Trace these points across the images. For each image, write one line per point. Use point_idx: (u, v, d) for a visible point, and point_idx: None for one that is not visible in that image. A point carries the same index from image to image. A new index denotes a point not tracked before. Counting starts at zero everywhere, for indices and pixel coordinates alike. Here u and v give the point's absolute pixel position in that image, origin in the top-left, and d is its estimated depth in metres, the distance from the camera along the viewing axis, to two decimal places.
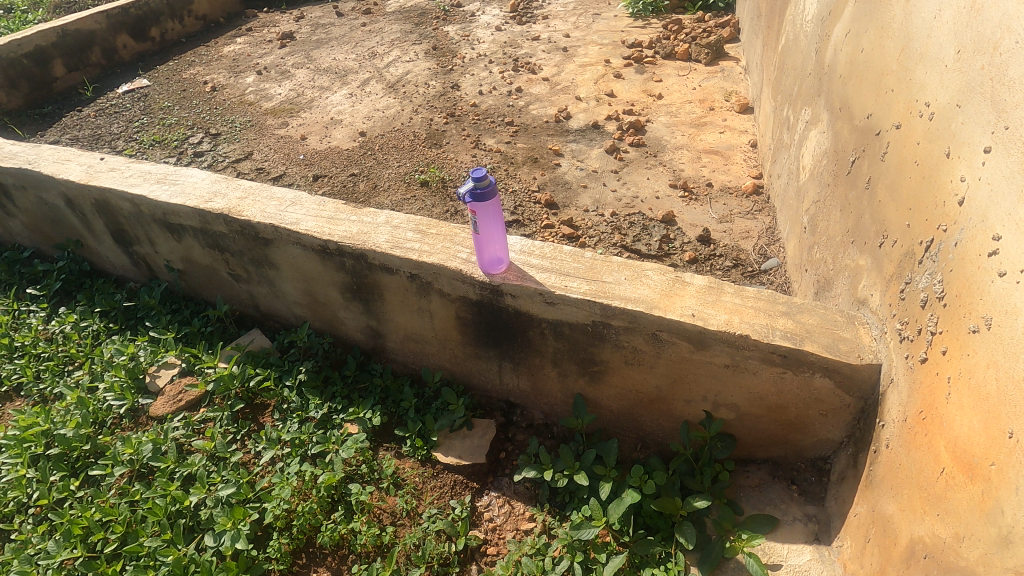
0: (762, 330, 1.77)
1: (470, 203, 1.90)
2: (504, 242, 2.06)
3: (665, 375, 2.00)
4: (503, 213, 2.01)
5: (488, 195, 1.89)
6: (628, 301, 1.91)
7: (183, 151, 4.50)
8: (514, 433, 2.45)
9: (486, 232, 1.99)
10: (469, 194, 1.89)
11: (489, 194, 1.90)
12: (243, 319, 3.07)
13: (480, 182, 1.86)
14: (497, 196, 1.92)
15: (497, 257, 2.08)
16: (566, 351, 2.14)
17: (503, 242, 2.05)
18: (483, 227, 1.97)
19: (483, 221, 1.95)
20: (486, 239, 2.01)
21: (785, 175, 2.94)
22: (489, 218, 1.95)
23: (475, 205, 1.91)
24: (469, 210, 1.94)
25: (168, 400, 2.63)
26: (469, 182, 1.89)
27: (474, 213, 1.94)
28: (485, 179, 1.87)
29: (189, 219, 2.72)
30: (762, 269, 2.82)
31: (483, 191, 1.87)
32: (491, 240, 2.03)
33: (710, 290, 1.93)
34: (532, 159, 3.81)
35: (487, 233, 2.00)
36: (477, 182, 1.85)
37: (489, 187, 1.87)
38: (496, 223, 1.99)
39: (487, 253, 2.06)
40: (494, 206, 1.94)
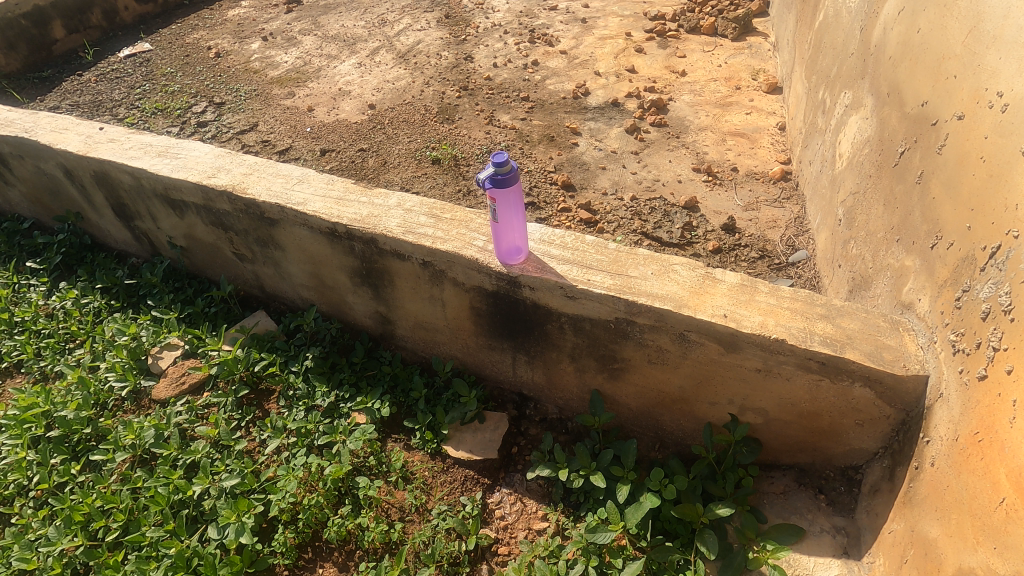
0: (799, 334, 1.65)
1: (489, 190, 1.76)
2: (523, 231, 1.94)
3: (690, 376, 1.90)
4: (524, 201, 1.86)
5: (510, 182, 1.74)
6: (655, 299, 1.80)
7: (186, 121, 4.34)
8: (526, 427, 2.37)
9: (504, 220, 1.86)
10: (488, 181, 1.74)
11: (510, 181, 1.75)
12: (248, 300, 2.98)
13: (501, 168, 1.71)
14: (520, 183, 1.77)
15: (515, 246, 1.96)
16: (586, 347, 2.04)
17: (522, 231, 1.93)
18: (503, 215, 1.83)
19: (502, 209, 1.82)
20: (504, 227, 1.89)
21: (818, 162, 2.78)
22: (508, 206, 1.82)
23: (494, 192, 1.77)
24: (488, 197, 1.79)
25: (171, 383, 2.55)
26: (489, 167, 1.74)
27: (493, 201, 1.80)
28: (507, 164, 1.72)
29: (192, 195, 2.59)
30: (790, 261, 2.66)
31: (504, 177, 1.72)
32: (510, 229, 1.90)
33: (743, 288, 1.81)
34: (548, 138, 3.65)
35: (506, 221, 1.87)
36: (498, 167, 1.70)
37: (510, 173, 1.72)
38: (517, 211, 1.86)
39: (505, 241, 1.94)
40: (515, 194, 1.80)
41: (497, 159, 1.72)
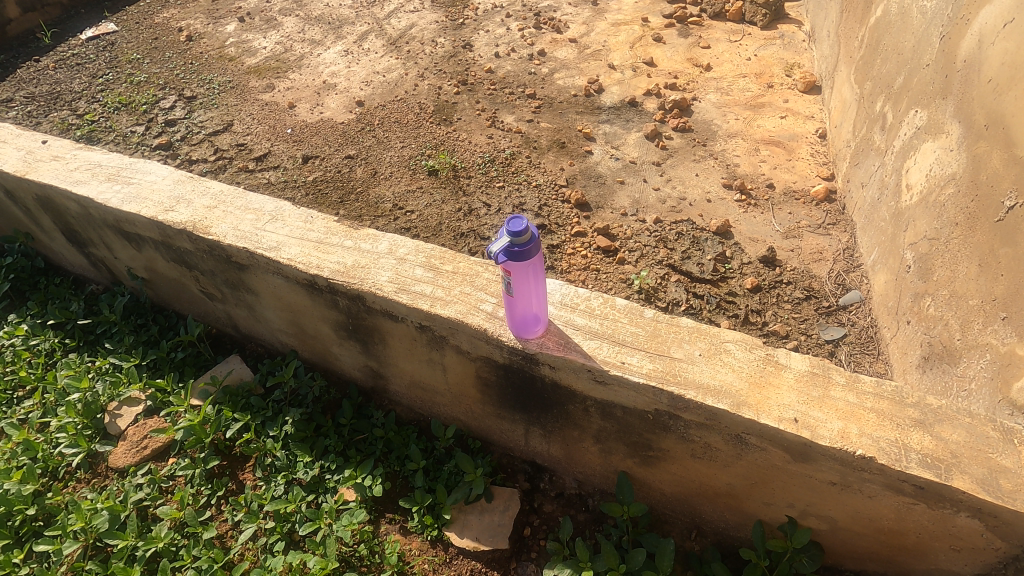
0: (892, 449, 1.33)
1: (504, 262, 1.40)
2: (543, 298, 1.59)
3: (742, 476, 1.58)
4: (545, 266, 1.51)
5: (529, 252, 1.38)
6: (707, 392, 1.47)
7: (152, 118, 3.87)
8: (540, 503, 2.06)
9: (520, 291, 1.51)
10: (501, 252, 1.38)
11: (529, 250, 1.39)
12: (220, 340, 2.63)
13: (518, 237, 1.35)
14: (541, 251, 1.42)
15: (533, 317, 1.61)
16: (615, 431, 1.72)
17: (541, 300, 1.58)
18: (518, 287, 1.48)
19: (518, 280, 1.46)
20: (520, 298, 1.53)
21: (873, 186, 2.41)
22: (526, 277, 1.46)
23: (509, 264, 1.41)
24: (501, 268, 1.44)
25: (130, 449, 2.22)
26: (502, 235, 1.38)
27: (507, 273, 1.45)
28: (525, 232, 1.36)
29: (147, 230, 2.21)
30: (841, 304, 2.31)
31: (522, 248, 1.36)
32: (527, 299, 1.55)
33: (815, 379, 1.47)
34: (558, 144, 3.24)
35: (522, 292, 1.52)
36: (515, 238, 1.34)
37: (530, 243, 1.36)
38: (536, 279, 1.50)
39: (521, 312, 1.58)
40: (534, 264, 1.45)
41: (512, 226, 1.36)
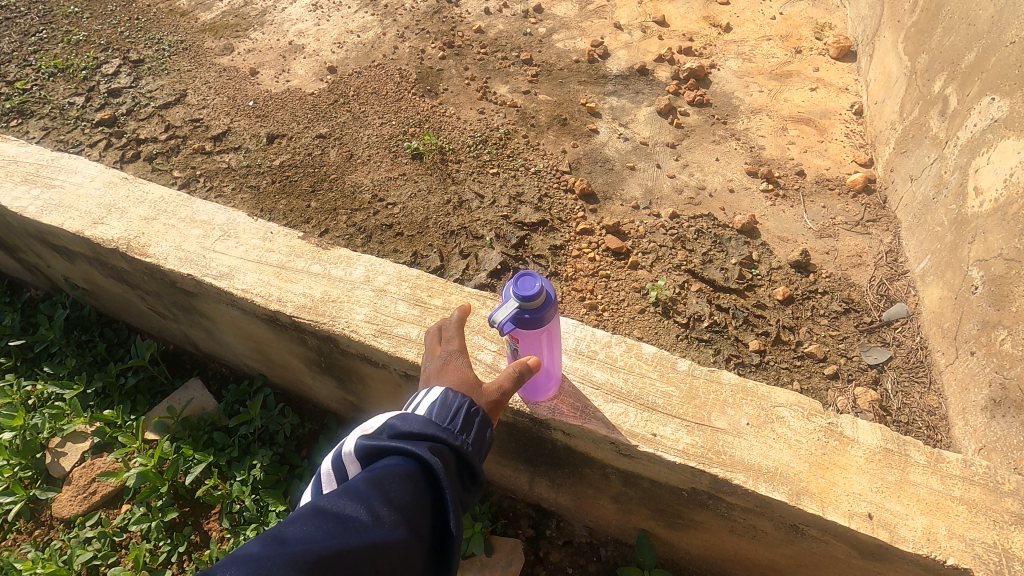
0: (990, 556, 1.08)
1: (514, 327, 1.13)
2: (559, 365, 1.31)
3: (790, 557, 1.34)
4: (560, 331, 1.23)
5: (544, 314, 1.12)
6: (758, 476, 1.20)
7: (93, 86, 3.37)
8: (546, 553, 1.82)
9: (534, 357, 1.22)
10: (512, 316, 1.11)
11: (542, 316, 1.12)
12: (179, 359, 2.31)
13: (528, 302, 1.09)
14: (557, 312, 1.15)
15: (549, 383, 1.31)
16: (638, 498, 1.46)
17: (556, 367, 1.30)
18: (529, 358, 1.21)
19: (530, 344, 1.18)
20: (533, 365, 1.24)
21: (926, 181, 2.10)
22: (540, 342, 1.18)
23: (521, 329, 1.13)
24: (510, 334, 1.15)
25: (77, 496, 1.94)
26: (509, 300, 1.11)
27: (517, 338, 1.16)
28: (539, 291, 1.10)
29: (75, 245, 1.85)
30: (884, 319, 2.03)
31: (538, 310, 1.09)
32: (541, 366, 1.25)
33: (889, 457, 1.21)
34: (559, 121, 2.85)
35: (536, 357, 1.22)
36: (524, 303, 1.08)
37: (542, 309, 1.09)
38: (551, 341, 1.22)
39: (535, 379, 1.28)
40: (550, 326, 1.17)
41: (524, 286, 1.09)
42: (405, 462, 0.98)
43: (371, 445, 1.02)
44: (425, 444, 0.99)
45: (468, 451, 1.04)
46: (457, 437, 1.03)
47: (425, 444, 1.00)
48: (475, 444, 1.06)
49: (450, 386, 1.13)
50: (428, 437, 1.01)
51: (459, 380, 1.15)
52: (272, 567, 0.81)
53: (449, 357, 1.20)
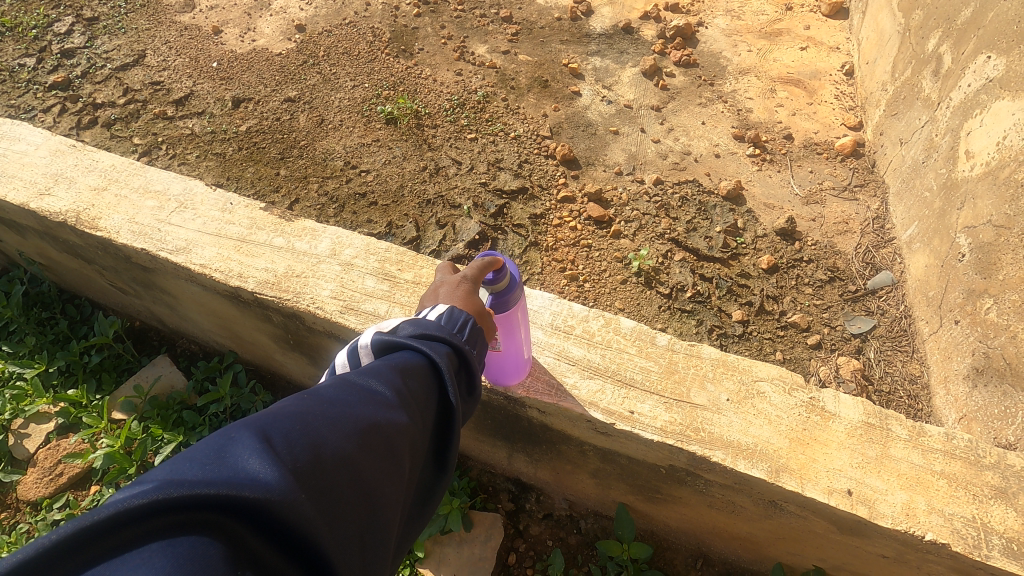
0: (968, 531, 1.07)
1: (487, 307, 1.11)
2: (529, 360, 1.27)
3: (768, 530, 1.32)
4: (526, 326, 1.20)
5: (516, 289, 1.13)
6: (737, 454, 1.16)
7: (44, 46, 3.15)
8: (525, 526, 1.81)
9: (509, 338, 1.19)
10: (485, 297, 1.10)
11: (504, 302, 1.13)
12: (146, 336, 2.22)
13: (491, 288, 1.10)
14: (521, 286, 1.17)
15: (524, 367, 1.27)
16: (616, 473, 1.43)
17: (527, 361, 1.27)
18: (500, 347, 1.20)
19: (506, 325, 1.15)
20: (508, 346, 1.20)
21: (916, 145, 2.04)
22: (517, 321, 1.16)
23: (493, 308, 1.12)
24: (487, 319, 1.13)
25: (42, 478, 1.88)
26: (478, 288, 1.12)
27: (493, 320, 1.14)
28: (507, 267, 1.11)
29: (21, 218, 1.73)
30: (869, 288, 1.99)
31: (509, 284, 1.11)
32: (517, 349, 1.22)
33: (870, 432, 1.18)
34: (540, 83, 2.73)
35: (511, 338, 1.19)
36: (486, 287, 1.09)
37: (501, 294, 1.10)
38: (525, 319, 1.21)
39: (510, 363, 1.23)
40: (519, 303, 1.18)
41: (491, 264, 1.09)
42: (421, 356, 0.93)
43: (385, 339, 0.96)
44: (441, 348, 0.95)
45: (474, 358, 1.01)
46: (467, 343, 0.99)
47: (439, 344, 0.96)
48: (480, 356, 1.03)
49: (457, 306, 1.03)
50: (444, 337, 0.96)
51: (466, 303, 1.05)
52: (305, 422, 0.74)
53: (461, 284, 1.08)
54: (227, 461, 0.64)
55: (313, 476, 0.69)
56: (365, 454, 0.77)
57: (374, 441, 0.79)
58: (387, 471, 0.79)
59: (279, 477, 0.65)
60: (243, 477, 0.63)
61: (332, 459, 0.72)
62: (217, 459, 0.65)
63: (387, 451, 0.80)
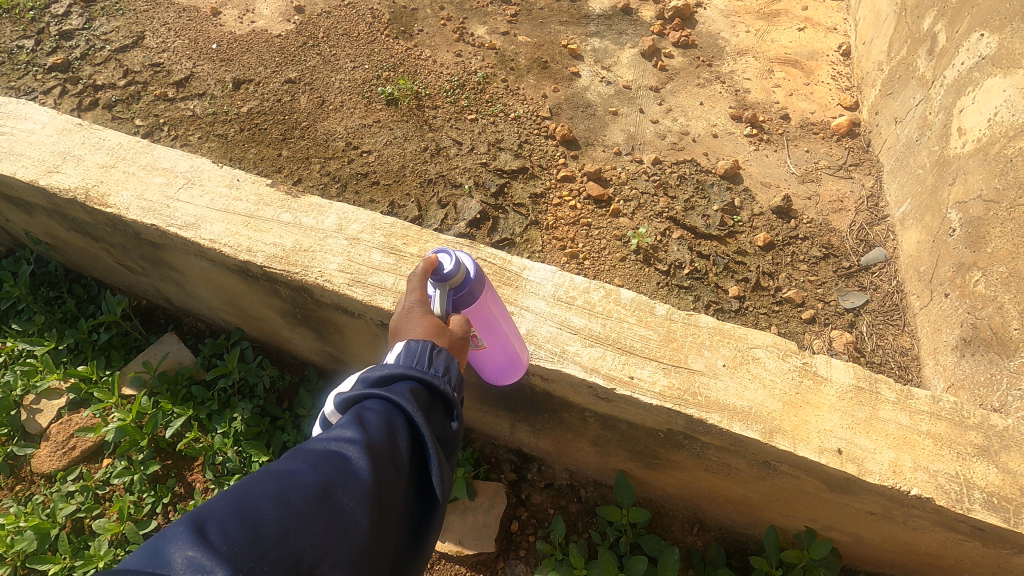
0: (951, 487, 1.12)
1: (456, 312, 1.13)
2: (518, 350, 1.28)
3: (762, 492, 1.38)
4: (498, 313, 1.22)
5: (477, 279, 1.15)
6: (732, 416, 1.21)
7: (42, 28, 3.14)
8: (528, 495, 1.87)
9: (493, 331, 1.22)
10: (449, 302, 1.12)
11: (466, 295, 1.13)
12: (153, 314, 2.26)
13: (450, 283, 1.10)
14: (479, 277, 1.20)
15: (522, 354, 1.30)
16: (616, 440, 1.49)
17: (516, 351, 1.28)
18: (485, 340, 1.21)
19: (482, 319, 1.18)
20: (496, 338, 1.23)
21: (910, 124, 2.07)
22: (487, 309, 1.18)
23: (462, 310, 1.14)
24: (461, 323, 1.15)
25: (56, 451, 1.92)
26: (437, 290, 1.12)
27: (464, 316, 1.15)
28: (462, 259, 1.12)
29: (30, 196, 1.76)
30: (862, 264, 2.04)
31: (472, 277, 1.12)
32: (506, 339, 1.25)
33: (860, 395, 1.23)
34: (540, 64, 2.74)
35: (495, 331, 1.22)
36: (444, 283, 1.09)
37: (462, 286, 1.10)
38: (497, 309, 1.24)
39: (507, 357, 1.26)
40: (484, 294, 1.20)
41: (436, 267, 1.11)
42: (383, 398, 0.92)
43: (359, 386, 0.96)
44: (409, 386, 0.94)
45: (444, 386, 0.98)
46: (433, 375, 0.98)
47: (401, 383, 0.94)
48: (452, 382, 1.01)
49: (415, 336, 1.04)
50: (410, 374, 0.95)
51: (423, 329, 1.06)
52: (261, 495, 0.75)
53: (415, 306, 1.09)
54: (177, 545, 0.68)
55: (259, 551, 0.70)
56: (327, 515, 0.77)
57: (330, 504, 0.77)
58: (350, 530, 0.77)
59: (219, 557, 0.67)
60: (183, 564, 0.66)
61: (285, 528, 0.73)
62: (171, 543, 0.69)
63: (347, 511, 0.78)
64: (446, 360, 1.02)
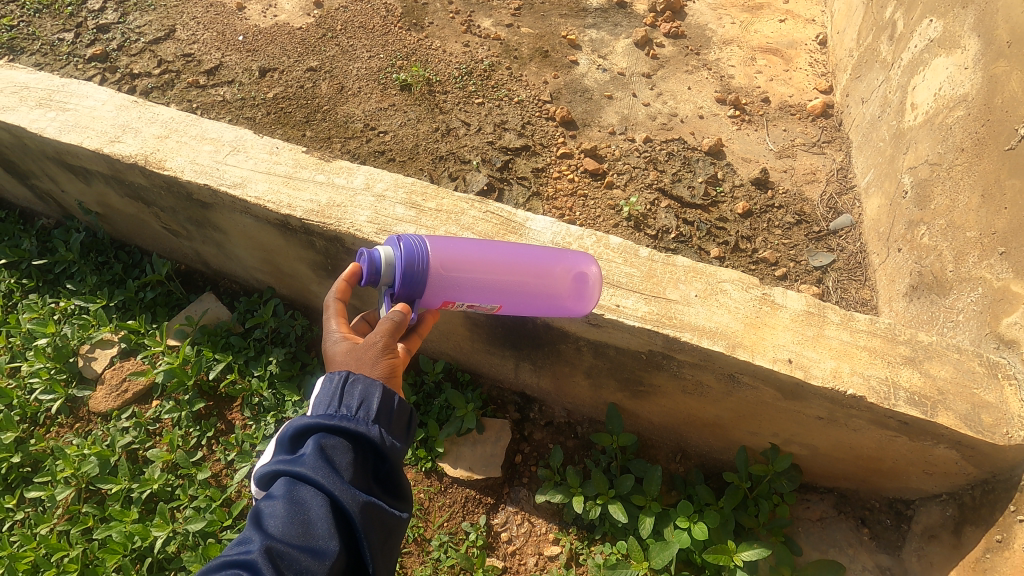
0: (881, 388, 1.35)
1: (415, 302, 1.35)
2: (540, 295, 1.43)
3: (731, 409, 1.61)
4: (486, 279, 1.40)
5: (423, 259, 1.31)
6: (702, 334, 1.45)
7: (80, 22, 3.38)
8: (530, 432, 2.10)
9: (527, 275, 1.43)
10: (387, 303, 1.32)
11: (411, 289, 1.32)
12: (191, 277, 2.50)
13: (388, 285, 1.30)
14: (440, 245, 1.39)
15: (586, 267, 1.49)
16: (607, 368, 1.72)
17: (538, 296, 1.43)
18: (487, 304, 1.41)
19: (464, 292, 1.38)
20: (529, 284, 1.42)
21: (874, 103, 2.30)
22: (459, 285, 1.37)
23: (425, 296, 1.35)
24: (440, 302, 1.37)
25: (111, 393, 2.16)
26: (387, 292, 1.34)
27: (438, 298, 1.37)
28: (389, 255, 1.29)
29: (93, 163, 2.00)
30: (831, 229, 2.27)
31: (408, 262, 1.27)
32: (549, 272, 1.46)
33: (810, 318, 1.46)
34: (541, 53, 2.98)
35: (524, 276, 1.43)
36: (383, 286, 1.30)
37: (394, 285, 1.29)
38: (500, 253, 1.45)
39: (573, 284, 1.45)
40: (458, 259, 1.40)
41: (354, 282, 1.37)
42: (294, 475, 1.10)
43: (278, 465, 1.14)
44: (314, 454, 1.11)
45: (356, 431, 1.15)
46: (340, 425, 1.15)
47: (310, 449, 1.12)
48: (366, 419, 1.17)
49: (337, 364, 1.30)
50: (314, 444, 1.12)
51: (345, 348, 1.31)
52: None
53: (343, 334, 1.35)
54: None
55: None
56: None
57: None
58: None
59: None
60: None
61: None
62: None
63: None
64: (361, 392, 1.20)
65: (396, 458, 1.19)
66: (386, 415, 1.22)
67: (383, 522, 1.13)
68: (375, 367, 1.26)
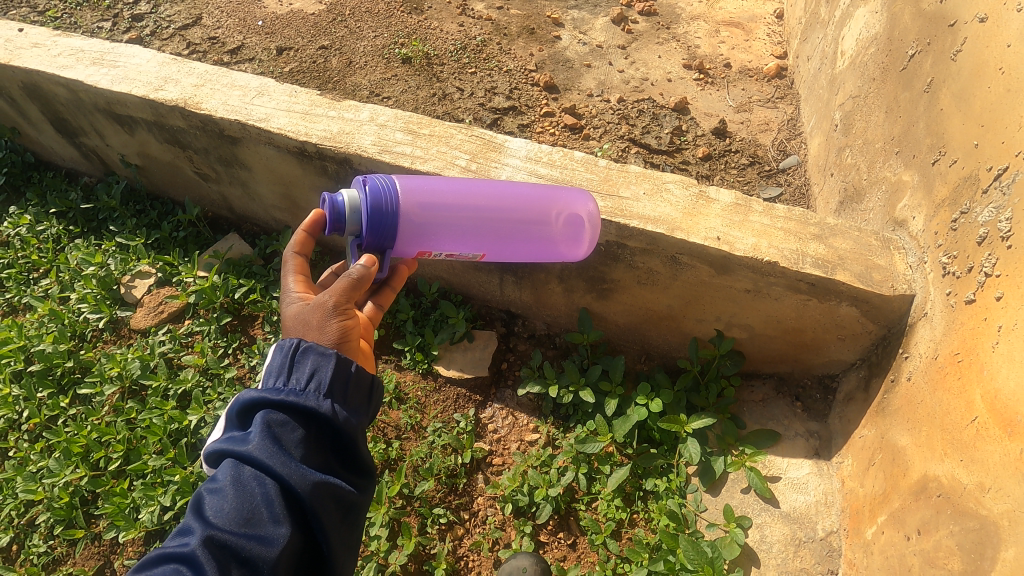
0: (792, 256, 1.65)
1: (393, 253, 1.55)
2: (507, 245, 1.67)
3: (679, 296, 1.90)
4: (459, 231, 1.61)
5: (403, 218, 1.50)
6: (647, 220, 1.75)
7: (117, 13, 3.77)
8: (514, 343, 2.39)
9: (502, 226, 1.65)
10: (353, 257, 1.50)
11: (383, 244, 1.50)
12: (217, 222, 2.82)
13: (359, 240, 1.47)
14: (422, 199, 1.55)
15: (576, 208, 1.71)
16: (575, 268, 2.02)
17: (505, 246, 1.67)
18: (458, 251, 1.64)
19: (438, 244, 1.59)
20: (497, 237, 1.65)
21: (817, 58, 2.61)
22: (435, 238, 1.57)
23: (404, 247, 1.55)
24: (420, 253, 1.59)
25: (149, 313, 2.48)
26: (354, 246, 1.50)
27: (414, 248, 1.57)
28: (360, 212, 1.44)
29: (139, 110, 2.35)
30: (780, 168, 2.58)
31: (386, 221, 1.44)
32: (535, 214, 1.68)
33: (737, 208, 1.76)
34: (528, 30, 3.32)
35: (494, 230, 1.64)
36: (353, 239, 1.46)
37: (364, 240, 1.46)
38: (483, 200, 1.64)
39: (535, 239, 1.69)
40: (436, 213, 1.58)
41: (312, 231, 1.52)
42: (242, 458, 1.17)
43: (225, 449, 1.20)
44: (260, 437, 1.18)
45: (305, 406, 1.23)
46: (288, 405, 1.22)
47: (257, 429, 1.20)
48: (316, 394, 1.25)
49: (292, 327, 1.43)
50: (261, 427, 1.19)
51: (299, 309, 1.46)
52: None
53: (302, 292, 1.51)
54: None
55: None
56: None
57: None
58: None
59: None
60: None
61: None
62: None
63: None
64: (311, 366, 1.28)
65: (348, 433, 1.27)
66: (338, 390, 1.30)
67: (335, 499, 1.22)
68: (327, 329, 1.39)
